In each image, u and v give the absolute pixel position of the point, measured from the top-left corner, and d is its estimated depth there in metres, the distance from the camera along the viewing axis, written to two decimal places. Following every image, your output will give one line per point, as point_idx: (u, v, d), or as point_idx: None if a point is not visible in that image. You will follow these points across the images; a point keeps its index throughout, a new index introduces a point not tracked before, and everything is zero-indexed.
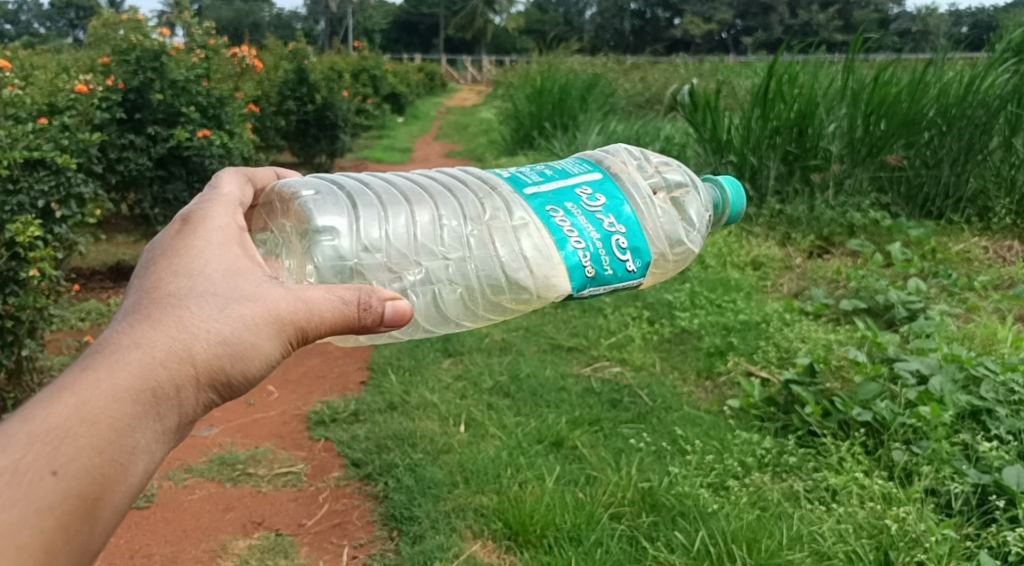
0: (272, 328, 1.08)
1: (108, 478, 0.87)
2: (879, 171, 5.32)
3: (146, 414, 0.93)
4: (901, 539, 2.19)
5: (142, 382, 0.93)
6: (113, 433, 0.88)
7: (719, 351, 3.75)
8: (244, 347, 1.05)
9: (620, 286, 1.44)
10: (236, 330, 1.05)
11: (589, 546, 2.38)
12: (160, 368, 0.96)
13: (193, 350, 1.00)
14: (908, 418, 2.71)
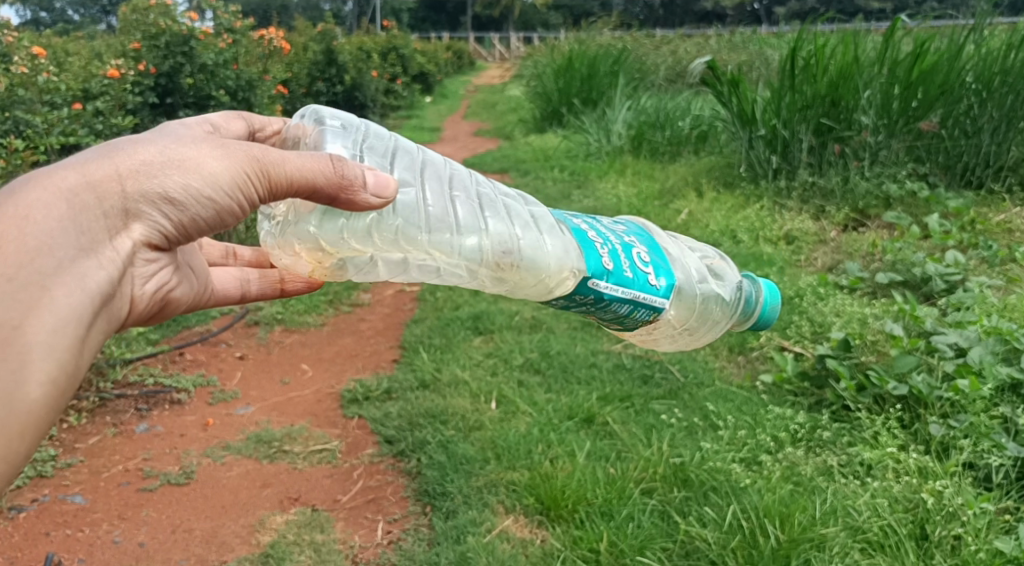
0: (217, 157, 1.26)
1: (29, 280, 1.06)
2: (916, 140, 5.20)
3: (69, 227, 1.12)
4: (937, 512, 2.18)
5: (60, 194, 1.13)
6: (36, 253, 1.07)
7: (751, 326, 3.72)
8: (181, 171, 1.23)
9: (643, 302, 1.52)
10: (173, 157, 1.24)
11: (620, 521, 2.40)
12: (84, 181, 1.15)
13: (123, 170, 1.19)
14: (945, 392, 2.66)
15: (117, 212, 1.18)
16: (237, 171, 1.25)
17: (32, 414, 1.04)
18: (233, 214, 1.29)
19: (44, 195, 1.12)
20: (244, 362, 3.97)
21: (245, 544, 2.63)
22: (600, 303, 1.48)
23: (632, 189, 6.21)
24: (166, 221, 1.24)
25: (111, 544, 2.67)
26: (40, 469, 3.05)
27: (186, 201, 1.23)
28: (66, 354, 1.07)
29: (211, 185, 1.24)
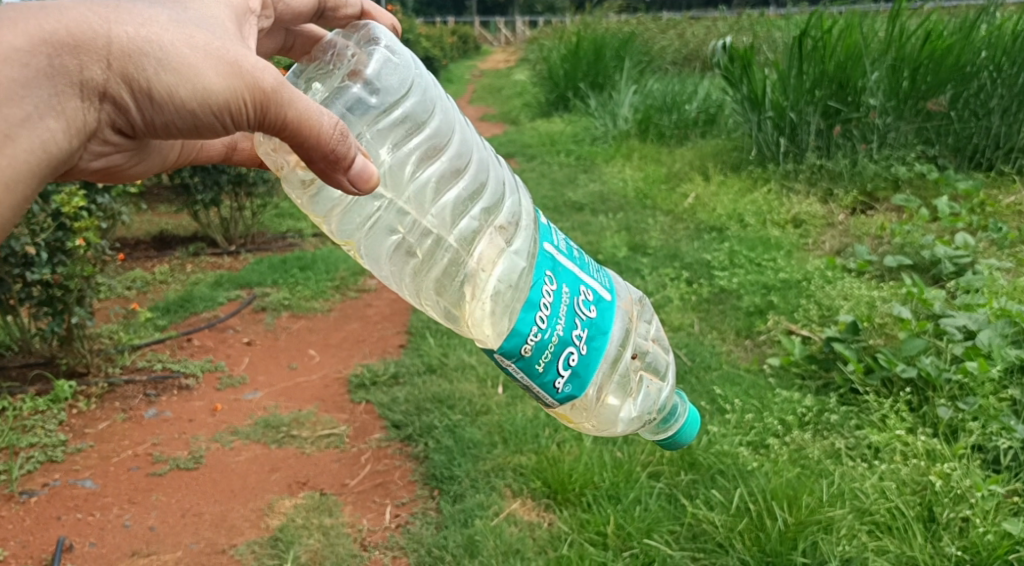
0: (228, 70, 1.02)
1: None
2: (926, 122, 5.14)
3: (25, 85, 0.92)
4: (946, 494, 2.18)
5: (28, 41, 0.91)
6: None
7: (759, 310, 3.71)
8: (176, 75, 0.99)
9: (533, 391, 1.28)
10: (178, 51, 1.00)
11: (628, 504, 2.41)
12: (67, 40, 0.94)
13: (117, 37, 0.96)
14: (954, 374, 2.66)
15: (87, 92, 0.97)
16: (235, 99, 1.02)
17: None
18: (213, 136, 1.08)
19: (15, 40, 0.91)
20: (252, 348, 3.99)
21: (254, 528, 2.65)
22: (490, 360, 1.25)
23: (638, 173, 6.18)
24: (138, 122, 1.03)
25: (121, 528, 2.69)
26: (50, 454, 3.07)
27: (163, 111, 1.02)
28: None
29: (198, 106, 1.02)
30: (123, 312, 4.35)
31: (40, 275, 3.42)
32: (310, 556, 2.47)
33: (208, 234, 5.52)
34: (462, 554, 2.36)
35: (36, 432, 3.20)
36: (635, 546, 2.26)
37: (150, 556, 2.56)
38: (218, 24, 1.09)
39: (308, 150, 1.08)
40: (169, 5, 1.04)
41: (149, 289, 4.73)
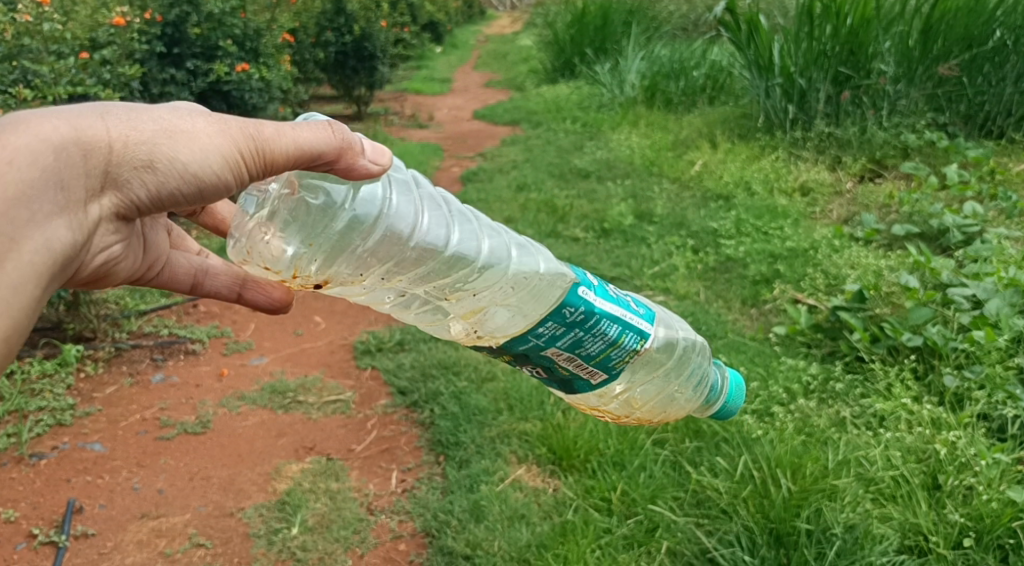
0: (220, 128, 1.11)
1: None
2: (937, 88, 5.06)
3: (41, 178, 0.97)
4: (950, 463, 2.19)
5: (29, 141, 0.97)
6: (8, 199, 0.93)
7: (764, 279, 3.68)
8: (175, 141, 1.07)
9: (628, 321, 1.41)
10: (169, 123, 1.08)
11: (632, 471, 2.43)
12: (67, 133, 0.99)
13: (109, 123, 1.04)
14: (960, 343, 2.66)
15: (94, 176, 1.02)
16: (233, 146, 1.10)
17: None
18: (217, 194, 1.13)
19: (21, 139, 0.96)
20: (257, 314, 3.99)
21: (262, 492, 2.68)
22: (591, 317, 1.35)
23: (645, 140, 6.11)
24: (139, 197, 1.08)
25: (130, 491, 2.73)
26: (59, 418, 3.10)
27: (168, 174, 1.07)
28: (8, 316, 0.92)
29: (199, 159, 1.08)
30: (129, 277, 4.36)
31: None
32: (318, 519, 2.51)
33: None
34: (467, 518, 2.38)
35: (45, 396, 3.22)
36: (639, 513, 2.29)
37: (160, 518, 2.59)
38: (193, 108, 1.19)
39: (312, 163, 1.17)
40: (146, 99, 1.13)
41: None
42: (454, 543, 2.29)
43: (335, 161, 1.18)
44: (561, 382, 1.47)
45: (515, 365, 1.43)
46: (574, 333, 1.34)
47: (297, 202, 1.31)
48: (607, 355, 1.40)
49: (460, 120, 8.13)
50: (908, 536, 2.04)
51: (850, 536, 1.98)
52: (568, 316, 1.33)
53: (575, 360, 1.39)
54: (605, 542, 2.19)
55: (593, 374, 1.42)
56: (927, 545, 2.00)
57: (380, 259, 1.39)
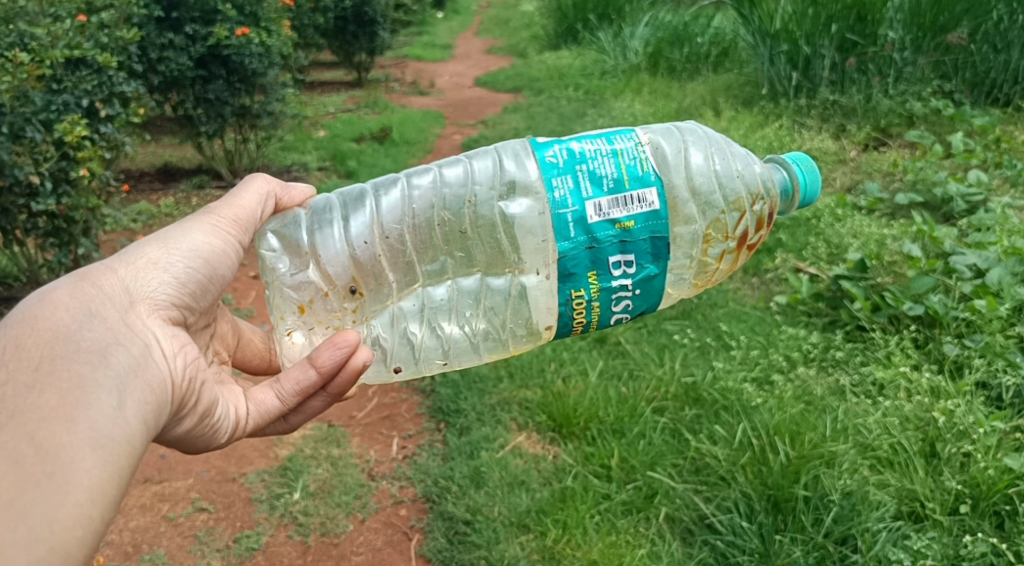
0: (179, 226, 1.33)
1: (60, 367, 0.97)
2: (944, 55, 4.99)
3: (80, 310, 1.06)
4: (948, 431, 2.20)
5: (51, 298, 1.07)
6: (58, 336, 1.01)
7: (767, 248, 3.66)
8: (160, 245, 1.26)
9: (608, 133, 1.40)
10: (147, 241, 1.27)
11: (632, 438, 2.45)
12: (76, 279, 1.12)
13: (111, 264, 1.18)
14: (961, 312, 2.66)
15: (121, 298, 1.14)
16: (198, 228, 1.33)
17: (96, 482, 0.89)
18: (217, 264, 1.32)
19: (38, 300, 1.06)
20: (258, 282, 3.97)
21: (264, 458, 2.70)
22: (577, 152, 1.35)
23: (648, 107, 6.04)
24: (164, 298, 1.21)
25: None
26: None
27: (175, 263, 1.25)
28: (114, 423, 0.95)
29: (188, 242, 1.29)
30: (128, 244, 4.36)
31: (46, 206, 3.50)
32: (319, 485, 2.53)
33: (212, 167, 5.46)
34: (467, 485, 2.40)
35: None
36: (638, 479, 2.31)
37: (162, 483, 2.62)
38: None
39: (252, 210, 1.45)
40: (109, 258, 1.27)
41: (154, 221, 4.71)
42: (454, 510, 2.32)
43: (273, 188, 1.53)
44: (652, 259, 1.36)
45: (608, 281, 1.33)
46: (579, 176, 1.33)
47: (276, 243, 1.50)
48: (624, 167, 1.35)
49: (461, 87, 8.03)
50: (905, 502, 2.06)
51: (847, 502, 2.00)
52: (557, 161, 1.34)
53: (620, 201, 1.33)
54: (604, 508, 2.22)
55: (647, 200, 1.34)
56: (923, 511, 2.03)
57: (375, 230, 1.52)
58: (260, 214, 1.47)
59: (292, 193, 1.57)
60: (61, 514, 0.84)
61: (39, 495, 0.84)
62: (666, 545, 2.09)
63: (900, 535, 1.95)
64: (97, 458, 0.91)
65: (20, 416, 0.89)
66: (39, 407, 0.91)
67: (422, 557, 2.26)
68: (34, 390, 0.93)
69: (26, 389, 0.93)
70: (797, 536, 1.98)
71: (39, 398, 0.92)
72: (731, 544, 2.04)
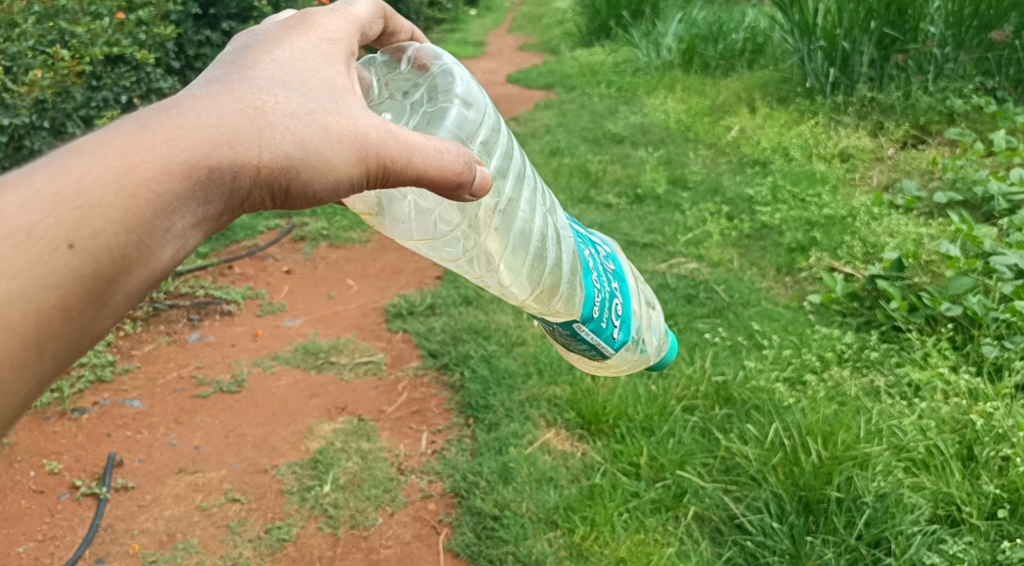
0: (356, 149, 0.97)
1: (124, 256, 0.78)
2: (986, 51, 4.87)
3: (188, 197, 0.83)
4: (986, 434, 2.15)
5: (200, 143, 0.84)
6: (151, 211, 0.80)
7: (801, 247, 3.60)
8: (315, 169, 0.93)
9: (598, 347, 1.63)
10: (314, 146, 0.93)
11: (661, 436, 2.43)
12: (222, 147, 0.85)
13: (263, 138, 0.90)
14: (1001, 313, 2.60)
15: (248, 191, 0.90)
16: (361, 175, 0.98)
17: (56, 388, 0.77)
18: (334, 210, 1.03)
19: (176, 155, 0.82)
20: (291, 277, 3.98)
21: (295, 450, 2.74)
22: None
23: (681, 104, 5.98)
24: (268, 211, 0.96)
25: (168, 446, 2.81)
26: (99, 374, 3.19)
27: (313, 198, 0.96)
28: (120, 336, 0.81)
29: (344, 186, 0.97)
30: None
31: None
32: (349, 478, 2.56)
33: None
34: (499, 477, 2.41)
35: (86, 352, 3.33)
36: (667, 478, 2.29)
37: (196, 474, 2.67)
38: (337, 86, 1.04)
39: (437, 190, 1.07)
40: (296, 88, 0.98)
41: None
42: (483, 505, 2.33)
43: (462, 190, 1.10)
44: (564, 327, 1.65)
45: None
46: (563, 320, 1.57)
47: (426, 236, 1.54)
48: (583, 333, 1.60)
49: (493, 84, 8.03)
50: (940, 505, 2.02)
51: (880, 504, 1.97)
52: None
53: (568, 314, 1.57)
54: (633, 506, 2.21)
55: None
56: (961, 515, 1.98)
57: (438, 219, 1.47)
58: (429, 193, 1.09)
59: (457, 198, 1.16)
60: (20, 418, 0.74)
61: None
62: (695, 546, 2.08)
63: (936, 538, 1.91)
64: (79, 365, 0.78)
65: (80, 282, 0.74)
66: (101, 280, 0.76)
67: (451, 551, 2.27)
68: (110, 260, 0.77)
69: (105, 259, 0.76)
70: (829, 538, 1.96)
71: (106, 264, 0.77)
72: (762, 546, 2.02)
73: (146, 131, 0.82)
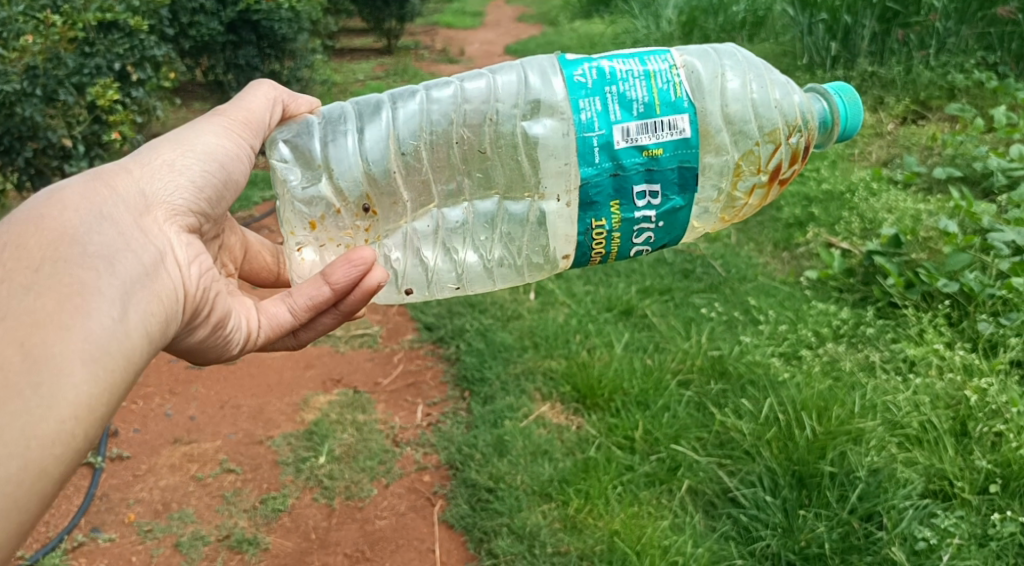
0: (183, 128, 1.27)
1: (63, 268, 0.92)
2: (989, 26, 4.81)
3: (92, 212, 1.02)
4: (980, 409, 2.16)
5: (74, 189, 1.04)
6: (58, 237, 0.95)
7: (798, 222, 3.59)
8: (168, 144, 1.22)
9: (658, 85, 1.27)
10: (159, 141, 1.22)
11: (656, 410, 2.44)
12: (89, 178, 1.08)
13: (127, 164, 1.14)
14: (998, 290, 2.60)
15: (136, 197, 1.10)
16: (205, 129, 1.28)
17: (84, 396, 0.86)
18: (231, 168, 1.28)
19: (55, 197, 1.01)
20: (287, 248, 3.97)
21: (290, 421, 2.74)
22: (607, 70, 1.28)
23: None
24: (183, 201, 1.17)
25: (163, 416, 2.82)
26: None
27: (186, 167, 1.21)
28: (113, 335, 0.91)
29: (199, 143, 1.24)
30: None
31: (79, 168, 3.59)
32: (346, 447, 2.58)
33: None
34: (495, 446, 2.43)
35: None
36: (662, 451, 2.31)
37: (191, 444, 2.68)
38: None
39: (264, 117, 1.41)
40: None
41: None
42: (478, 476, 2.35)
43: (283, 95, 1.47)
44: (678, 189, 1.29)
45: (631, 211, 1.28)
46: (608, 97, 1.26)
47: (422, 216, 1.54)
48: (656, 91, 1.27)
49: (492, 55, 7.93)
50: (933, 480, 2.04)
51: (873, 479, 1.98)
52: (586, 80, 1.27)
53: (649, 126, 1.25)
54: (626, 480, 2.22)
55: (678, 127, 1.26)
56: (954, 489, 2.00)
57: (391, 145, 1.48)
58: (269, 121, 1.42)
59: (299, 102, 1.51)
60: (33, 459, 0.81)
61: (21, 409, 0.80)
62: (689, 520, 2.10)
63: (927, 513, 1.93)
64: (88, 372, 0.87)
65: (27, 313, 0.86)
66: (40, 315, 0.87)
67: (445, 522, 2.29)
68: (45, 287, 0.89)
69: (37, 287, 0.89)
70: (821, 512, 1.98)
71: (36, 302, 0.88)
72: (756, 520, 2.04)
73: (19, 218, 0.98)
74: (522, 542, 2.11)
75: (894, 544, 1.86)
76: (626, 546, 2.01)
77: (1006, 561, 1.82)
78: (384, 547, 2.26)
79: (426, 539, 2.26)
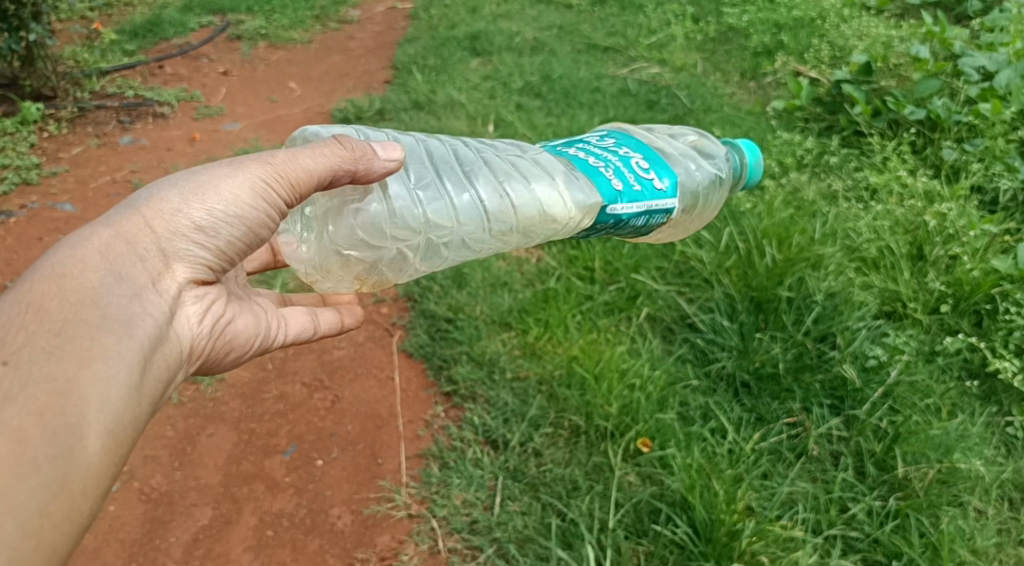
0: (226, 168, 1.08)
1: (83, 331, 0.89)
2: None
3: (109, 274, 0.96)
4: (937, 235, 2.14)
5: (90, 244, 0.97)
6: (76, 299, 0.92)
7: (767, 51, 3.26)
8: (201, 195, 1.05)
9: (653, 212, 1.29)
10: (193, 183, 1.06)
11: (617, 241, 2.28)
12: (108, 232, 0.99)
13: (148, 216, 1.02)
14: (964, 116, 2.50)
15: (151, 258, 1.01)
16: (248, 180, 1.07)
17: (98, 472, 0.83)
18: (262, 228, 1.11)
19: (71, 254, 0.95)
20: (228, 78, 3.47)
21: None
22: (625, 216, 1.26)
23: None
24: (201, 262, 1.06)
25: None
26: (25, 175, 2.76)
27: (215, 230, 1.05)
28: (129, 403, 0.89)
29: (235, 201, 1.06)
30: (83, 33, 3.75)
31: None
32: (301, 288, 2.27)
33: None
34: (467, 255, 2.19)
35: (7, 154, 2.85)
36: (620, 281, 2.19)
37: None
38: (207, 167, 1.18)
39: (344, 171, 1.14)
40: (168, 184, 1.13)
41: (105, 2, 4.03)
42: (452, 294, 2.19)
43: (358, 165, 1.15)
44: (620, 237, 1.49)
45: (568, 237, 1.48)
46: (615, 229, 1.29)
47: None
48: (651, 220, 1.31)
49: None
50: (887, 301, 2.07)
51: (829, 303, 2.01)
52: (607, 221, 1.25)
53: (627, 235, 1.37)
54: (586, 308, 2.12)
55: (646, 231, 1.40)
56: (903, 309, 2.03)
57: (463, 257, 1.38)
58: (334, 181, 1.15)
59: (371, 170, 1.16)
60: (53, 503, 0.78)
61: (37, 484, 0.77)
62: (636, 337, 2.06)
63: (879, 333, 1.97)
64: (103, 443, 0.84)
65: (42, 383, 0.83)
66: (58, 381, 0.84)
67: (404, 351, 2.14)
68: (61, 355, 0.86)
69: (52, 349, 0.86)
70: (777, 334, 1.98)
71: (57, 366, 0.85)
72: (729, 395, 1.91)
73: (38, 273, 0.93)
74: (484, 352, 2.04)
75: (846, 361, 1.90)
76: (585, 370, 1.92)
77: (951, 373, 1.94)
78: (343, 375, 2.10)
79: (385, 368, 2.11)
